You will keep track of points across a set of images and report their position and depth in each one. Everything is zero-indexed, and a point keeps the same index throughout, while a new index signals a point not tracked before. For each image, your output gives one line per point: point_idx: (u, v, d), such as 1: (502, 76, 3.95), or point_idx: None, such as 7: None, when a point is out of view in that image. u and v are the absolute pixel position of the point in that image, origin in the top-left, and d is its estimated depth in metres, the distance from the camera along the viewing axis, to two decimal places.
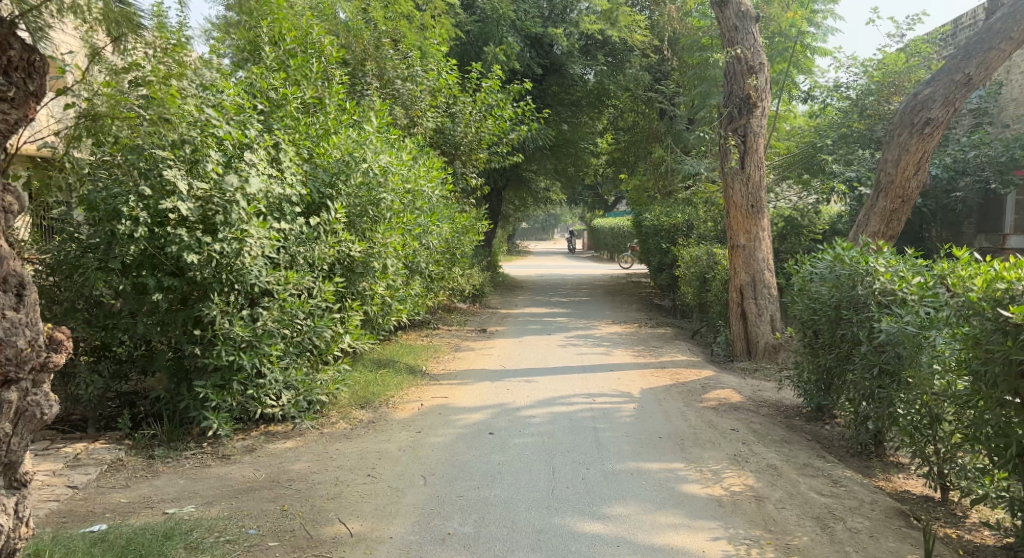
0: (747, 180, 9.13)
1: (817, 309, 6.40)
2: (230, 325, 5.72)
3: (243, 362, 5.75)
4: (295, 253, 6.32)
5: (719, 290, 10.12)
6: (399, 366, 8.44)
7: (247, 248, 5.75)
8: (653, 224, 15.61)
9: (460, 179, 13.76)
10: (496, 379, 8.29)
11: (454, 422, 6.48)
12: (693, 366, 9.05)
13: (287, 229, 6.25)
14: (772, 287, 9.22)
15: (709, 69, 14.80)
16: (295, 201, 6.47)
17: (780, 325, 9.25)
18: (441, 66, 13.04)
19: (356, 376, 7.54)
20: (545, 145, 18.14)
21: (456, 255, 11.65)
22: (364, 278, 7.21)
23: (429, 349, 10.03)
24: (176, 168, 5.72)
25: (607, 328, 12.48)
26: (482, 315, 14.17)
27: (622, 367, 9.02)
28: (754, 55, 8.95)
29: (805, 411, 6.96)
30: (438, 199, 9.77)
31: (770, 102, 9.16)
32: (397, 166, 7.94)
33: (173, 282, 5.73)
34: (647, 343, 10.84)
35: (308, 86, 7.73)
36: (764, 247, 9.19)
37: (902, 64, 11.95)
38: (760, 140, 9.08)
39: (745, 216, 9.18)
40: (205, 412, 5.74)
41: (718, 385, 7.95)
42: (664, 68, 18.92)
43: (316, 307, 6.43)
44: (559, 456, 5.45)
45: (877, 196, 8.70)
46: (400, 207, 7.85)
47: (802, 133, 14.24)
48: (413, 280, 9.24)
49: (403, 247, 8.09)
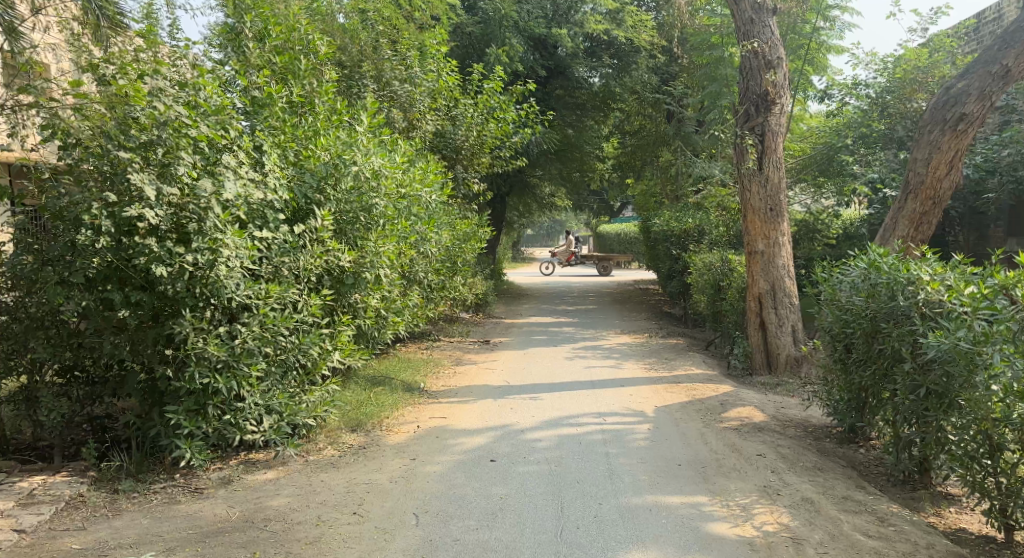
0: (766, 182, 8.58)
1: (850, 320, 5.83)
2: (204, 344, 5.19)
3: (219, 385, 5.22)
4: (278, 264, 5.81)
5: (735, 299, 9.55)
6: (395, 382, 7.90)
7: (222, 260, 5.24)
8: (661, 229, 15.05)
9: (461, 184, 13.26)
10: (499, 397, 7.74)
11: (452, 447, 5.94)
12: (710, 380, 8.50)
13: (269, 238, 5.74)
14: (793, 296, 8.66)
15: (720, 68, 14.26)
16: (278, 208, 5.96)
17: (802, 336, 8.68)
18: (441, 66, 12.53)
19: (347, 395, 6.99)
20: (549, 148, 17.66)
21: (457, 264, 11.12)
22: (355, 290, 6.68)
23: (428, 363, 9.49)
24: (144, 172, 5.23)
25: (616, 338, 11.92)
26: (485, 325, 13.65)
27: (634, 381, 8.48)
28: (772, 49, 8.43)
29: (836, 431, 6.41)
30: (437, 205, 9.20)
31: (789, 100, 8.63)
32: (392, 169, 7.34)
33: (142, 297, 5.21)
34: (659, 354, 10.28)
35: (297, 85, 7.21)
36: (785, 253, 8.63)
37: (925, 60, 11.33)
38: (779, 140, 8.53)
39: (764, 220, 8.62)
40: (177, 440, 5.20)
41: (738, 403, 7.39)
42: (672, 69, 18.46)
43: (301, 322, 5.90)
44: (568, 488, 4.90)
45: (905, 197, 8.14)
46: (395, 214, 7.26)
47: (817, 134, 13.64)
48: (410, 291, 8.72)
49: (397, 257, 7.50)
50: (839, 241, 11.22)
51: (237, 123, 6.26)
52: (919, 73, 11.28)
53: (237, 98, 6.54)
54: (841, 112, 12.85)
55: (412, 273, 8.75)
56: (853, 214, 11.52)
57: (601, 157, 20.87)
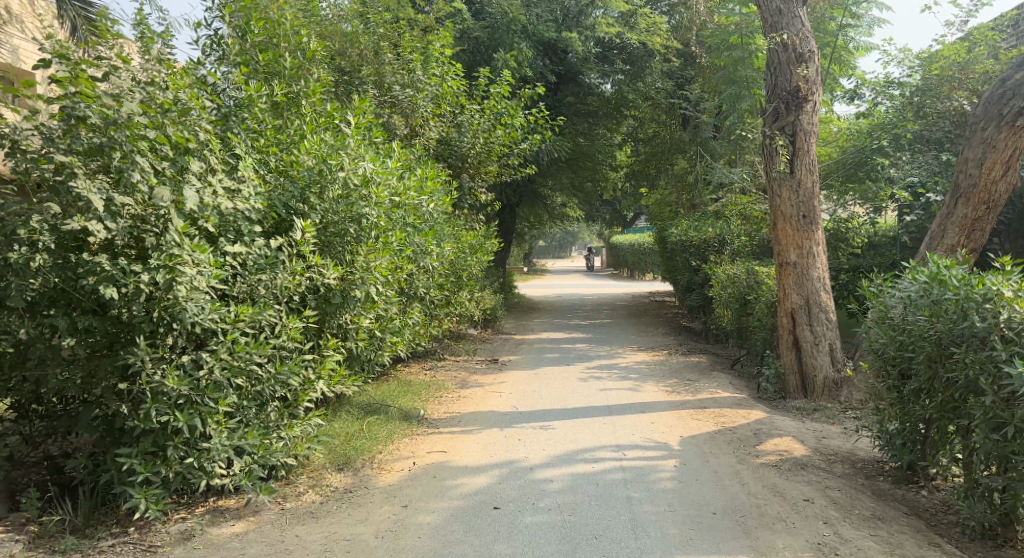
0: (798, 186, 7.82)
1: (909, 343, 5.10)
2: (162, 377, 4.50)
3: (180, 424, 4.53)
4: (253, 283, 5.13)
5: (764, 314, 8.76)
6: (392, 411, 7.15)
7: (183, 280, 4.55)
8: (679, 238, 14.17)
9: (467, 194, 12.57)
10: (506, 426, 6.99)
11: (451, 489, 5.21)
12: (739, 405, 7.72)
13: (242, 253, 5.07)
14: (829, 311, 7.87)
15: (740, 69, 13.49)
16: (254, 218, 5.28)
17: (841, 355, 7.88)
18: (445, 70, 11.89)
19: (334, 428, 6.25)
20: (560, 157, 16.98)
21: (462, 278, 10.40)
22: (344, 311, 5.96)
23: (430, 386, 8.73)
24: (97, 180, 4.59)
25: (632, 356, 11.15)
26: (494, 342, 12.91)
27: (656, 406, 7.72)
28: (803, 41, 7.73)
29: (890, 468, 5.64)
30: (438, 214, 8.48)
31: (822, 96, 7.90)
32: (385, 175, 6.62)
33: (92, 322, 4.53)
34: (680, 374, 9.51)
35: (281, 83, 6.54)
36: (820, 264, 7.86)
37: (963, 56, 10.56)
38: (812, 140, 7.80)
39: (797, 228, 7.85)
40: (129, 489, 4.49)
41: (773, 433, 6.62)
42: (687, 73, 17.77)
43: (280, 348, 5.20)
44: (584, 547, 4.21)
45: (955, 202, 7.42)
46: (388, 224, 6.54)
47: (847, 139, 12.81)
48: (410, 309, 8.01)
49: (391, 271, 6.78)
50: (862, 249, 10.76)
51: (210, 125, 5.62)
52: (956, 70, 10.52)
53: (211, 97, 5.87)
54: (870, 113, 12.01)
55: (411, 288, 8.02)
56: (887, 224, 10.89)
57: (614, 167, 20.10)
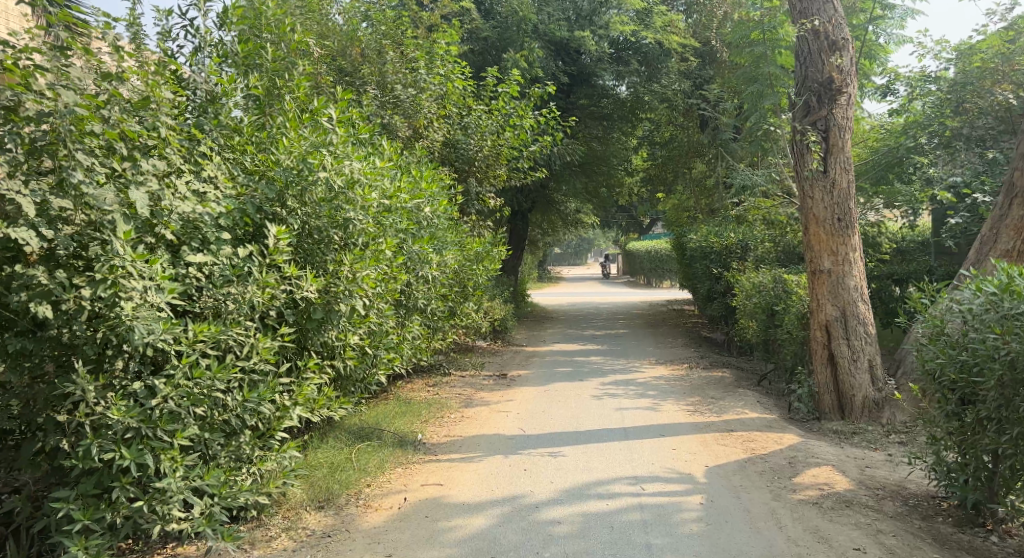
0: (832, 186, 7.11)
1: (974, 366, 4.41)
2: (105, 407, 3.91)
3: (126, 462, 3.92)
4: (220, 297, 4.53)
5: (794, 326, 8.05)
6: (386, 435, 6.51)
7: (129, 294, 3.94)
8: (699, 244, 13.45)
9: (474, 199, 11.93)
10: (511, 453, 6.32)
11: (443, 533, 4.57)
12: (771, 427, 7.03)
13: (206, 264, 4.48)
14: (867, 323, 7.16)
15: (762, 65, 12.62)
16: (220, 224, 4.67)
17: (881, 372, 7.15)
18: (450, 68, 11.27)
19: (318, 457, 5.62)
20: (573, 161, 16.32)
21: (467, 288, 9.76)
22: (327, 327, 5.34)
23: (432, 406, 8.08)
24: (34, 180, 4.00)
25: (650, 370, 10.45)
26: (503, 354, 12.24)
27: (677, 428, 7.04)
28: (837, 28, 7.05)
29: (949, 507, 4.93)
30: (437, 219, 7.84)
31: (858, 88, 7.19)
32: (374, 176, 6.01)
33: (27, 344, 3.92)
34: (703, 391, 8.80)
35: (260, 75, 5.94)
36: (856, 272, 7.15)
37: (1007, 46, 9.79)
38: (847, 135, 7.10)
39: (831, 233, 7.14)
40: (66, 538, 3.87)
41: (810, 462, 5.92)
42: (705, 73, 17.05)
43: (248, 372, 4.59)
44: None
45: (1010, 202, 6.78)
46: (378, 230, 5.93)
47: (878, 138, 12.04)
48: (408, 323, 7.38)
49: (382, 282, 6.17)
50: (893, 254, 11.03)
51: (175, 121, 5.04)
52: (999, 62, 9.75)
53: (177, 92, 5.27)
54: (904, 110, 11.24)
55: (409, 300, 7.40)
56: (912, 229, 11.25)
57: (630, 171, 19.44)
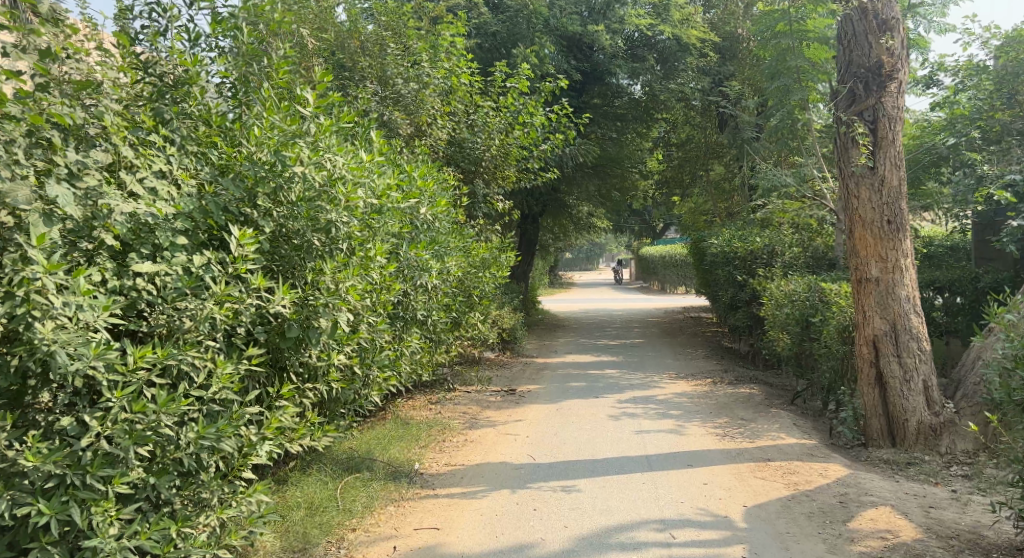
0: (881, 184, 6.32)
1: None
2: (19, 451, 3.16)
3: (43, 519, 3.17)
4: (171, 313, 3.80)
5: (834, 340, 7.26)
6: (377, 466, 5.77)
7: (48, 311, 3.18)
8: (720, 249, 12.63)
9: (481, 202, 11.19)
10: (519, 486, 5.56)
11: None
12: (813, 457, 6.23)
13: (153, 274, 3.75)
14: (920, 338, 6.36)
15: (789, 57, 11.76)
16: (173, 226, 3.93)
17: (937, 394, 6.34)
18: (456, 62, 10.47)
19: (296, 495, 4.88)
20: (586, 162, 15.51)
21: (472, 296, 9.02)
22: (306, 347, 4.60)
23: (432, 427, 7.32)
24: None
25: (671, 385, 9.66)
26: (511, 367, 11.45)
27: (707, 457, 6.25)
28: (886, 7, 6.31)
29: None
30: (438, 222, 7.11)
31: (909, 74, 6.44)
32: (362, 172, 5.28)
33: None
34: (731, 411, 8.00)
35: (234, 60, 5.24)
36: (908, 281, 6.35)
37: None
38: (898, 127, 6.33)
39: (879, 237, 6.33)
40: None
41: (864, 501, 5.13)
42: (725, 69, 16.30)
43: (205, 403, 3.85)
44: None
45: None
46: (367, 234, 5.19)
47: (915, 135, 11.22)
48: (405, 337, 6.64)
49: (372, 293, 5.44)
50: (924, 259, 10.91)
51: (126, 107, 4.31)
52: None
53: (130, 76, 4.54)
54: (949, 103, 10.46)
55: (406, 312, 6.67)
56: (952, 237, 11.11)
57: (644, 173, 18.69)
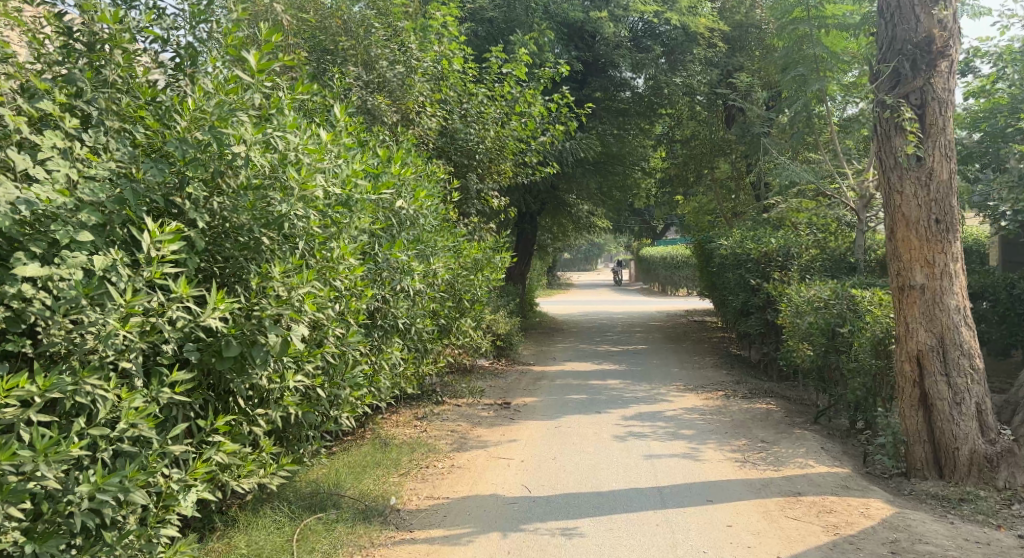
0: (929, 176, 5.52)
1: None
2: None
3: None
4: (66, 329, 2.97)
5: (867, 354, 6.44)
6: (346, 503, 4.94)
7: None
8: (730, 250, 11.82)
9: (474, 198, 10.37)
10: (511, 528, 4.73)
11: None
12: (851, 491, 5.40)
13: (39, 279, 2.91)
14: (971, 354, 5.55)
15: (805, 46, 10.85)
16: (71, 215, 3.09)
17: (989, 419, 5.54)
18: (448, 45, 9.69)
19: (243, 546, 4.05)
20: (586, 158, 14.70)
21: (464, 301, 8.20)
22: (250, 367, 3.77)
23: (414, 449, 6.49)
24: None
25: (681, 398, 8.86)
26: (506, 377, 10.61)
27: (727, 489, 5.43)
28: None
29: None
30: (422, 217, 6.29)
31: (960, 50, 5.65)
32: (324, 157, 4.45)
33: None
34: (749, 431, 7.18)
35: (173, 23, 4.38)
36: (957, 288, 5.54)
37: None
38: (948, 112, 5.56)
39: (926, 238, 5.52)
40: None
41: (920, 551, 4.31)
42: (734, 60, 15.57)
43: (106, 441, 3.04)
44: None
45: None
46: (327, 230, 4.35)
47: None
48: (385, 349, 5.82)
49: (338, 300, 4.61)
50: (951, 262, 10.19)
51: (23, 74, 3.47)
52: None
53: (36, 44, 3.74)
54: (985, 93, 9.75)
55: (384, 320, 5.86)
56: None
57: (648, 170, 17.92)
